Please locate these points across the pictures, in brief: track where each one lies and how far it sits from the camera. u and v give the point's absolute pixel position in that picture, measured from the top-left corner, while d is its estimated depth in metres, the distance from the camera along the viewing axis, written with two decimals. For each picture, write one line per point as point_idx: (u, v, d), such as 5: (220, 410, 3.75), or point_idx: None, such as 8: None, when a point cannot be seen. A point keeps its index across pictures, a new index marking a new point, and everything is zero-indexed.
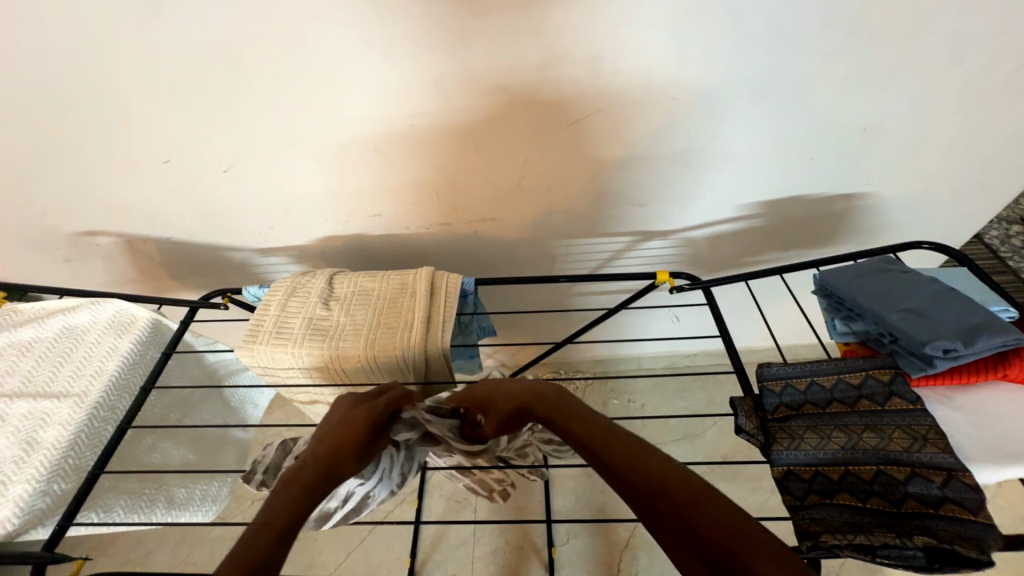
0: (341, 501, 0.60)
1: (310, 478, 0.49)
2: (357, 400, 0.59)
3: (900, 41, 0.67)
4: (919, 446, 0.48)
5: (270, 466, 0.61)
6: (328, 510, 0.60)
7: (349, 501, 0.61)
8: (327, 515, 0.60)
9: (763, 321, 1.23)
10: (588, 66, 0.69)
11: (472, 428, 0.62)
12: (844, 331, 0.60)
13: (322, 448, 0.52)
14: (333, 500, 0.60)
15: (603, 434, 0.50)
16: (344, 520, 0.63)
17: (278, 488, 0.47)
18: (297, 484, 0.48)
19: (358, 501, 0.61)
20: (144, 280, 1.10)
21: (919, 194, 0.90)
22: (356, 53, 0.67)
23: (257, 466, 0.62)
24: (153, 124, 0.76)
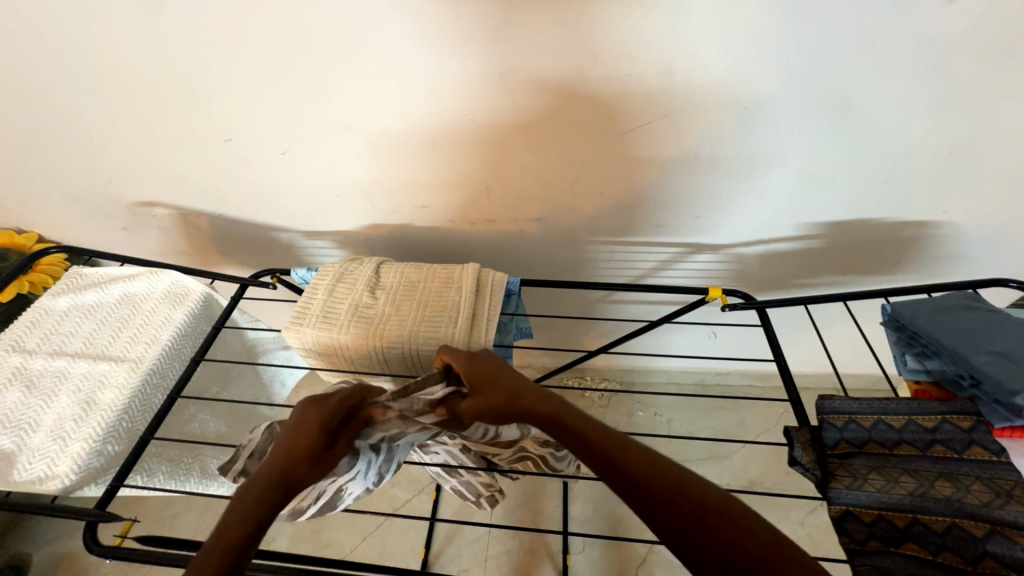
0: (314, 496, 0.59)
1: (261, 496, 0.47)
2: (311, 398, 0.54)
3: (1007, 63, 0.62)
4: (1001, 502, 0.45)
5: (253, 452, 0.57)
6: (302, 505, 0.59)
7: (322, 497, 0.59)
8: (301, 508, 0.59)
9: (807, 346, 1.18)
10: (660, 70, 0.66)
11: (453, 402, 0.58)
12: (916, 369, 0.57)
13: (276, 459, 0.49)
14: (305, 497, 0.58)
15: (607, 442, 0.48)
16: (320, 513, 0.62)
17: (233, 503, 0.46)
18: (248, 503, 0.46)
19: (332, 496, 0.60)
20: (194, 253, 1.14)
21: (1001, 227, 0.84)
22: (426, 44, 0.67)
23: (240, 452, 0.58)
24: (221, 102, 0.78)
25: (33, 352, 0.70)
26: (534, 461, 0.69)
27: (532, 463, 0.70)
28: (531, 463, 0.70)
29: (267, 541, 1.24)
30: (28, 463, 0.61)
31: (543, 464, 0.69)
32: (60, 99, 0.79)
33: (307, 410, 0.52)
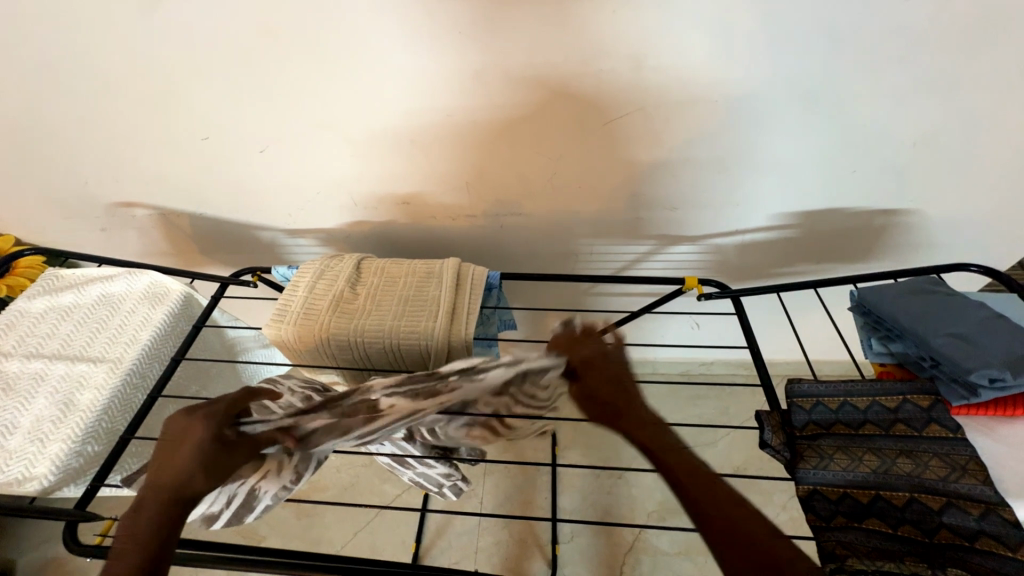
0: (224, 497, 0.57)
1: (159, 514, 0.47)
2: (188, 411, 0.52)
3: (966, 53, 0.63)
4: (956, 476, 0.47)
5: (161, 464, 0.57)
6: (211, 509, 0.57)
7: (233, 500, 0.58)
8: (214, 512, 0.58)
9: (787, 334, 1.20)
10: (632, 63, 0.67)
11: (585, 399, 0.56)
12: (881, 351, 0.59)
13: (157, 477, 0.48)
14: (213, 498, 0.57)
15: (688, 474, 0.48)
16: (237, 518, 0.60)
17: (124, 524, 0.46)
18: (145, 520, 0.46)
19: (243, 496, 0.58)
20: (175, 253, 1.13)
21: (967, 215, 0.87)
22: (401, 41, 0.67)
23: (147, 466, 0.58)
24: (195, 100, 0.77)
25: (9, 355, 0.69)
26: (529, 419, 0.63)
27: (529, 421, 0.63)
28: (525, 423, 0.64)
29: (257, 540, 1.24)
30: (6, 465, 0.60)
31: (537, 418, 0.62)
32: (32, 98, 0.78)
33: (183, 424, 0.51)
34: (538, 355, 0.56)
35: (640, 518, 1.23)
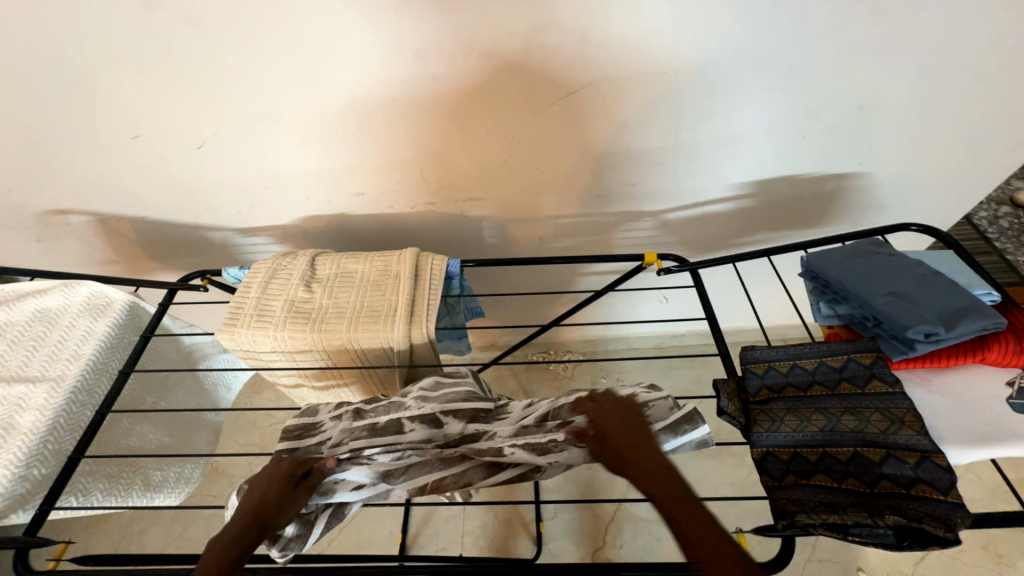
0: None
1: (240, 530, 0.51)
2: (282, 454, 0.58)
3: (903, 11, 0.64)
4: (896, 428, 0.49)
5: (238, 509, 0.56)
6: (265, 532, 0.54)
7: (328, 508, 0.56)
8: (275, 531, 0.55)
9: (751, 303, 1.24)
10: (577, 35, 0.65)
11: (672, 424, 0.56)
12: (829, 314, 0.61)
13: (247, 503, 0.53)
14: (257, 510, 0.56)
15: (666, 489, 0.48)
16: (302, 541, 0.55)
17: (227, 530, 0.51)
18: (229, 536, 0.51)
19: (310, 511, 0.56)
20: (122, 261, 1.07)
21: (912, 175, 0.90)
22: (335, 21, 0.64)
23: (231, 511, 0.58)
24: (118, 95, 0.72)
25: None
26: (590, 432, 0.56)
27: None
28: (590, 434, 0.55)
29: None
30: None
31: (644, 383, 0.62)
32: None
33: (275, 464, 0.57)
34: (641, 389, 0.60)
35: (619, 493, 1.27)
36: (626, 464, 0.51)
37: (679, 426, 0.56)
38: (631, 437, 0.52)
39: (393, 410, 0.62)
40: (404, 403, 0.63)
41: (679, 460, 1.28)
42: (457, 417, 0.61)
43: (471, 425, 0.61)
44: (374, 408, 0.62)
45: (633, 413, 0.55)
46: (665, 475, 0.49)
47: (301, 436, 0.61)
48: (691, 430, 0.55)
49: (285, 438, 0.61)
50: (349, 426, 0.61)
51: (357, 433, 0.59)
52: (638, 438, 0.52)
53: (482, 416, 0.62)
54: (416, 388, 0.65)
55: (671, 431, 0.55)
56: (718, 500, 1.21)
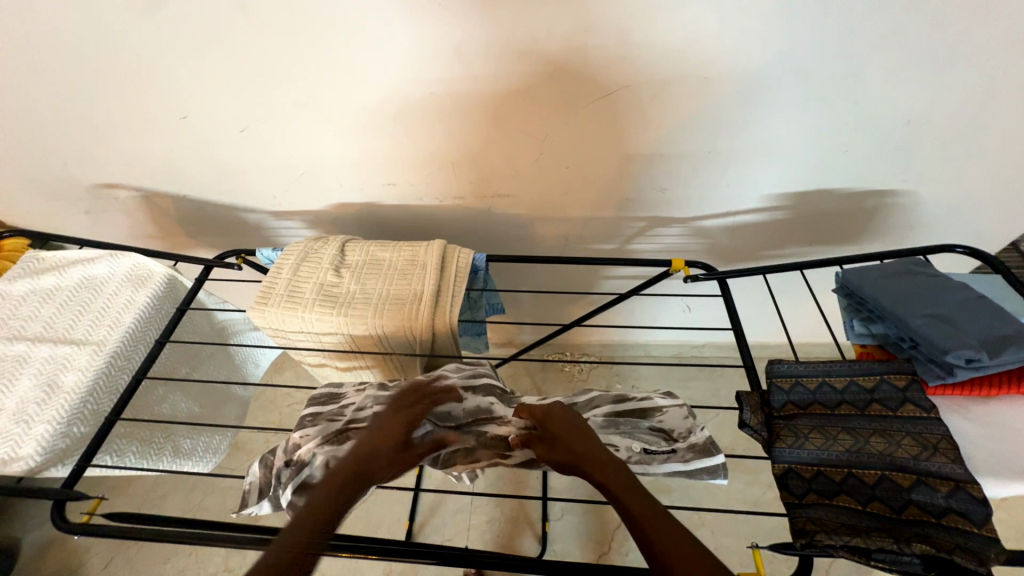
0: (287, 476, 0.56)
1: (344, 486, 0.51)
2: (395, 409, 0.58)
3: (962, 25, 0.61)
4: (927, 454, 0.47)
5: (261, 488, 0.59)
6: (289, 498, 0.55)
7: None
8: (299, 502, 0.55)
9: (777, 317, 1.21)
10: (618, 36, 0.65)
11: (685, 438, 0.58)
12: (862, 333, 0.59)
13: (357, 456, 0.53)
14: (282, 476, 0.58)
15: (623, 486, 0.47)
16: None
17: (326, 484, 0.51)
18: (333, 488, 0.51)
19: None
20: (161, 236, 1.12)
21: (959, 196, 0.86)
22: (379, 13, 0.65)
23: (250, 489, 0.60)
24: (170, 77, 0.75)
25: None
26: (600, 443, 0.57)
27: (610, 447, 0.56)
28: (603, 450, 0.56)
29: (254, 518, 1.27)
30: None
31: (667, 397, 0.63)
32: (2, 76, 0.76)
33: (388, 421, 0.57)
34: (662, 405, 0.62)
35: None
36: (584, 461, 0.50)
37: (697, 474, 0.54)
38: (584, 438, 0.52)
39: (416, 382, 0.65)
40: (431, 374, 0.66)
41: None
42: (477, 392, 0.65)
43: (487, 400, 0.64)
44: (400, 382, 0.65)
45: (576, 415, 0.56)
46: (621, 481, 0.47)
47: (326, 402, 0.65)
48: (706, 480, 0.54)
49: (311, 404, 0.64)
50: (377, 394, 0.63)
51: (386, 399, 0.62)
52: (587, 438, 0.52)
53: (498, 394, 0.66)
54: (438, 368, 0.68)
55: (685, 474, 0.55)
56: (729, 516, 1.19)
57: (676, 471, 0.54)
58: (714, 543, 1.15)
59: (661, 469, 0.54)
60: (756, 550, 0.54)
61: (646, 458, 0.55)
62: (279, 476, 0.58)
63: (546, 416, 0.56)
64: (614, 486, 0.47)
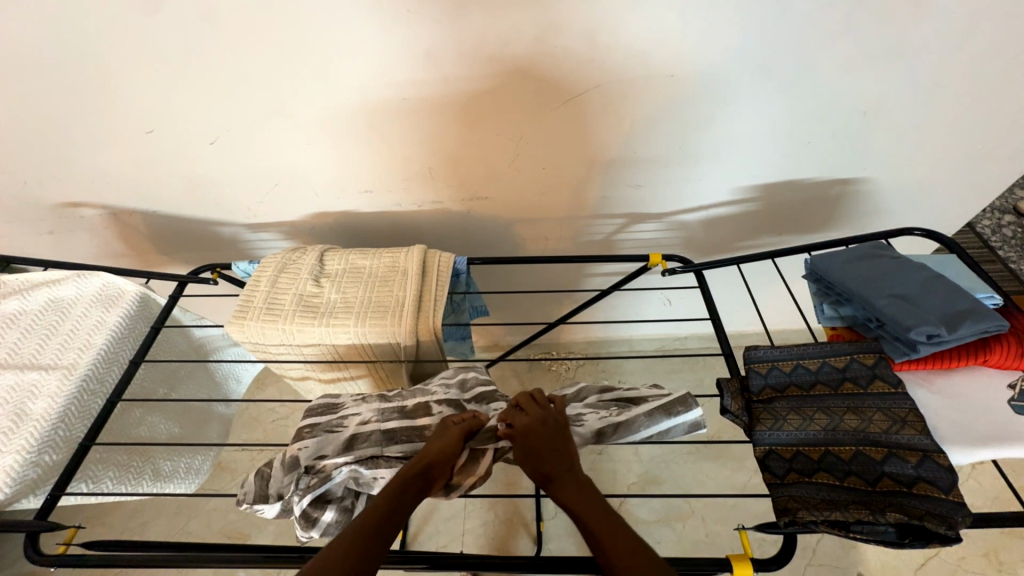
0: (309, 486, 0.54)
1: (401, 485, 0.50)
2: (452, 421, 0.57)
3: (907, 20, 0.65)
4: (897, 428, 0.49)
5: (266, 496, 0.55)
6: (304, 508, 0.53)
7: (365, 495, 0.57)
8: (312, 514, 0.54)
9: (754, 306, 1.24)
10: (585, 37, 0.66)
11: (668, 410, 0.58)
12: (832, 316, 0.62)
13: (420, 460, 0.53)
14: (299, 482, 0.55)
15: (586, 497, 0.49)
16: (339, 526, 0.55)
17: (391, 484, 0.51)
18: (394, 484, 0.50)
19: (348, 497, 0.57)
20: (131, 254, 1.08)
21: (916, 181, 0.90)
22: (347, 21, 0.65)
23: (247, 493, 0.55)
24: (133, 90, 0.73)
25: None
26: (581, 412, 0.60)
27: (592, 412, 0.59)
28: (585, 415, 0.59)
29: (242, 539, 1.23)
30: None
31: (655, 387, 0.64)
32: None
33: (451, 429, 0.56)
34: (649, 389, 0.62)
35: (621, 491, 1.25)
36: (551, 481, 0.50)
37: (673, 408, 0.58)
38: (557, 457, 0.51)
39: (420, 394, 0.63)
40: (430, 389, 0.64)
41: (679, 462, 1.28)
42: (480, 402, 0.64)
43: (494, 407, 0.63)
44: (401, 392, 0.64)
45: (560, 431, 0.54)
46: (579, 500, 0.49)
47: (323, 413, 0.62)
48: (684, 412, 0.58)
49: (308, 415, 0.61)
50: (378, 406, 0.61)
51: (387, 414, 0.60)
52: (563, 458, 0.51)
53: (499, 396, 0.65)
54: (437, 377, 0.67)
55: (664, 411, 0.58)
56: (718, 503, 1.21)
57: (652, 407, 0.58)
58: (705, 530, 1.17)
59: (640, 408, 0.58)
60: (744, 533, 0.54)
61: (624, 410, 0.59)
62: (297, 483, 0.55)
63: (526, 430, 0.54)
64: (573, 505, 0.49)
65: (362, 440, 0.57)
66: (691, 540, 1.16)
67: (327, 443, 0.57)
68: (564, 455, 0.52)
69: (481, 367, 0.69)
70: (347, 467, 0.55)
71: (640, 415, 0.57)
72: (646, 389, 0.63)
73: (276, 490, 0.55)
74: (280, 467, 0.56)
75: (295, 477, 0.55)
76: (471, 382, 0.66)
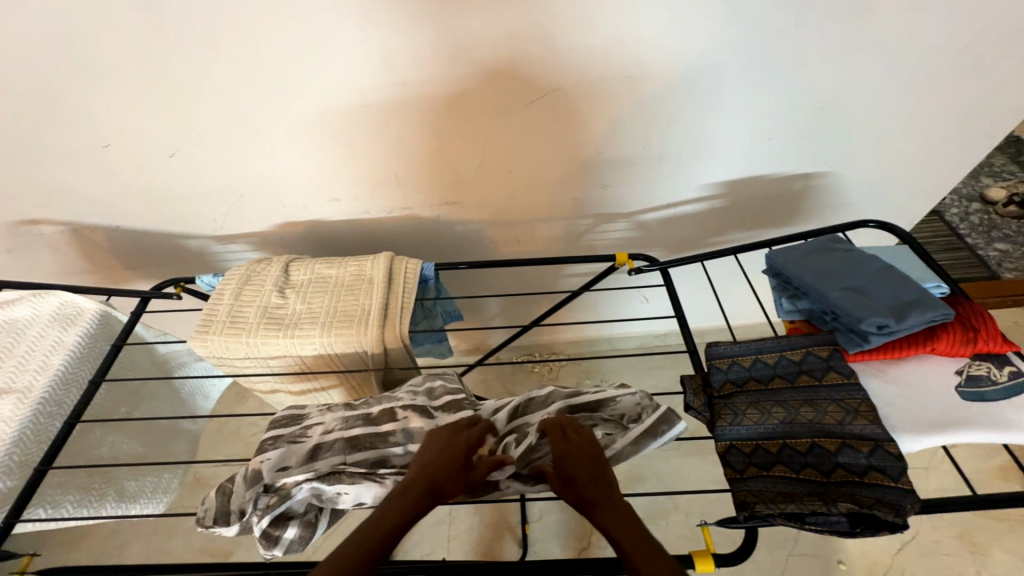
0: (268, 506, 0.52)
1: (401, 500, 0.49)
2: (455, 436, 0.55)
3: (847, 18, 0.67)
4: (850, 418, 0.50)
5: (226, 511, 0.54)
6: (263, 528, 0.52)
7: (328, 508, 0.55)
8: (273, 532, 0.53)
9: (729, 301, 1.25)
10: (539, 41, 0.67)
11: (650, 430, 0.58)
12: (790, 310, 0.62)
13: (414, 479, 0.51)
14: (258, 501, 0.53)
15: (620, 516, 0.48)
16: (303, 542, 0.54)
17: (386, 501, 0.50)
18: (395, 501, 0.50)
19: (309, 512, 0.55)
20: (96, 271, 1.06)
21: (876, 173, 0.92)
22: (300, 31, 0.65)
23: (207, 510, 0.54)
24: (86, 105, 0.72)
25: None
26: None
27: None
28: None
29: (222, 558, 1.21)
30: None
31: (624, 389, 0.64)
32: None
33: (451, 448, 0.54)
34: (618, 391, 0.63)
35: None
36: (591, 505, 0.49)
37: (658, 428, 0.58)
38: (590, 480, 0.50)
39: (386, 401, 0.63)
40: (396, 395, 0.64)
41: (662, 458, 1.29)
42: (447, 410, 0.61)
43: (461, 414, 0.61)
44: (366, 400, 0.63)
45: (594, 454, 0.53)
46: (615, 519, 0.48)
47: (288, 424, 0.61)
48: (668, 431, 0.58)
49: (272, 426, 0.61)
50: (343, 414, 0.61)
51: (351, 422, 0.60)
52: (600, 482, 0.50)
53: (467, 404, 0.63)
54: (407, 385, 0.66)
55: (650, 435, 0.57)
56: (701, 497, 1.22)
57: (639, 433, 0.57)
58: (688, 525, 1.18)
59: (622, 437, 0.57)
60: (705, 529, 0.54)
61: (609, 439, 0.58)
62: (256, 502, 0.53)
63: (561, 456, 0.52)
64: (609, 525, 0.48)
65: (325, 450, 0.57)
66: (675, 535, 1.17)
67: (290, 454, 0.57)
68: (599, 481, 0.51)
69: (450, 375, 0.68)
70: (305, 484, 0.53)
71: (625, 445, 0.56)
72: (615, 393, 0.63)
73: (237, 506, 0.54)
74: (242, 482, 0.55)
75: (254, 495, 0.53)
76: (442, 390, 0.64)
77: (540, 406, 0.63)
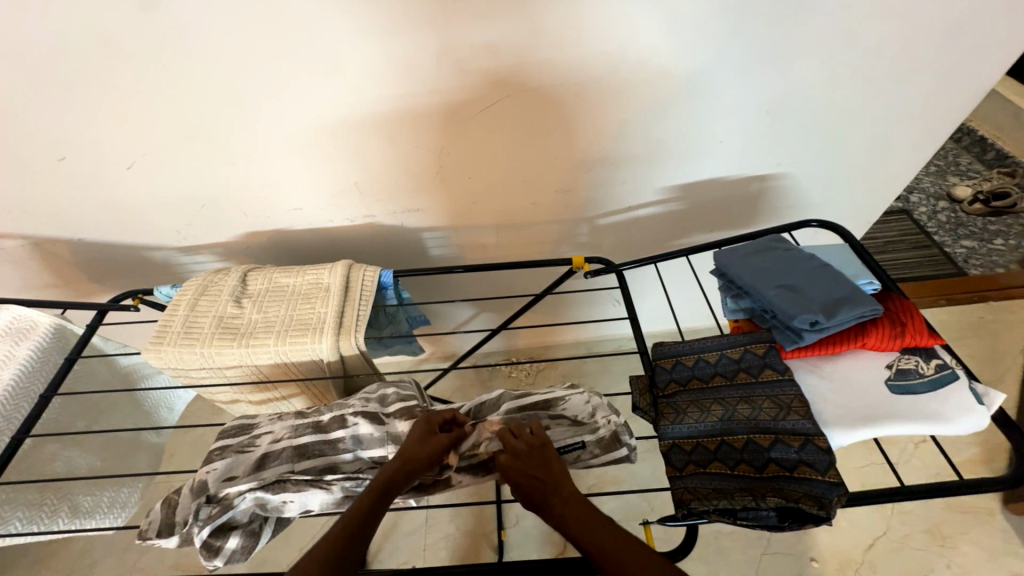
0: (209, 516, 0.52)
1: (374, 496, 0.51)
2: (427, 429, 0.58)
3: (782, 24, 0.69)
4: (784, 414, 0.51)
5: (168, 524, 0.54)
6: (205, 538, 0.52)
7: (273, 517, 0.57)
8: (214, 543, 0.53)
9: (699, 303, 1.27)
10: (486, 52, 0.69)
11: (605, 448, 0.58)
12: (734, 308, 0.63)
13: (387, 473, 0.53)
14: (199, 512, 0.53)
15: (577, 510, 0.49)
16: (246, 552, 0.54)
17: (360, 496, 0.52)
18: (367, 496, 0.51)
19: (253, 521, 0.56)
20: (61, 284, 1.05)
21: (829, 174, 0.95)
22: (250, 44, 0.66)
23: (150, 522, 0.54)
24: (39, 119, 0.72)
25: None
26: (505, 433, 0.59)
27: None
28: None
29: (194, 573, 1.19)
30: None
31: (575, 395, 0.64)
32: None
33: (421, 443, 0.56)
34: (569, 395, 0.63)
35: None
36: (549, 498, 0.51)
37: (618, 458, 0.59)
38: (540, 479, 0.52)
39: (337, 407, 0.62)
40: (348, 401, 0.64)
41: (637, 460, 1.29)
42: (400, 416, 0.61)
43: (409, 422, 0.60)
44: (317, 408, 0.63)
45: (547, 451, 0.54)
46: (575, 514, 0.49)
47: (237, 434, 0.61)
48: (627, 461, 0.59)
49: (221, 436, 0.61)
50: (293, 423, 0.61)
51: (300, 430, 0.60)
52: (551, 478, 0.52)
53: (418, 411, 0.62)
54: (361, 392, 0.66)
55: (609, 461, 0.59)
56: None
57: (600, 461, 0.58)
58: None
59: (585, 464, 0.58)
60: (648, 527, 0.56)
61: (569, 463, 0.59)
62: (197, 513, 0.53)
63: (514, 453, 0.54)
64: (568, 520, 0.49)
65: (273, 459, 0.57)
66: None
67: (237, 464, 0.57)
68: (553, 476, 0.52)
69: (406, 383, 0.68)
70: (247, 494, 0.54)
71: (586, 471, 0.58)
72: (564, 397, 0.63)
73: (180, 518, 0.54)
74: (187, 493, 0.55)
75: (196, 506, 0.53)
76: (399, 396, 0.64)
77: (492, 409, 0.63)
